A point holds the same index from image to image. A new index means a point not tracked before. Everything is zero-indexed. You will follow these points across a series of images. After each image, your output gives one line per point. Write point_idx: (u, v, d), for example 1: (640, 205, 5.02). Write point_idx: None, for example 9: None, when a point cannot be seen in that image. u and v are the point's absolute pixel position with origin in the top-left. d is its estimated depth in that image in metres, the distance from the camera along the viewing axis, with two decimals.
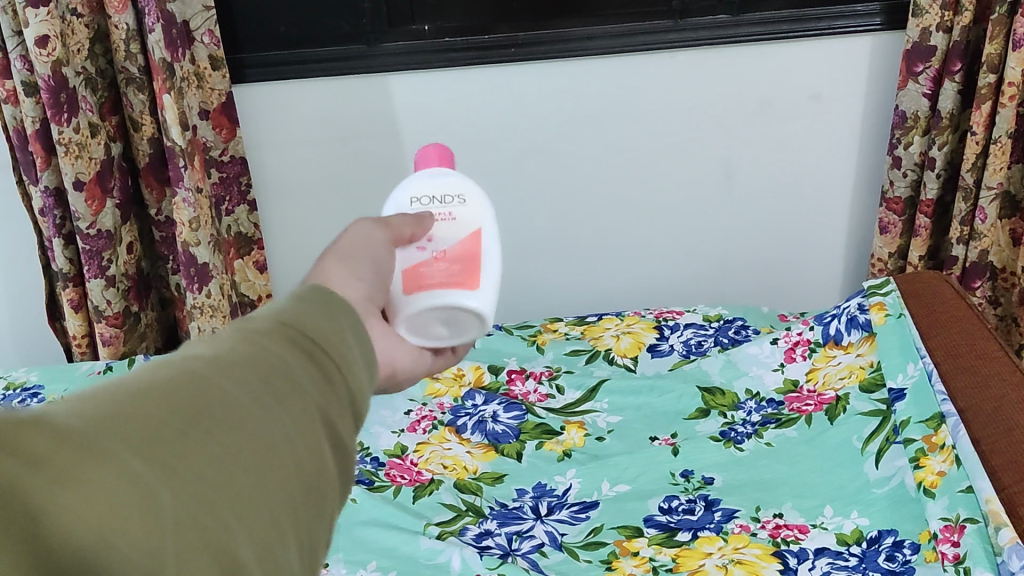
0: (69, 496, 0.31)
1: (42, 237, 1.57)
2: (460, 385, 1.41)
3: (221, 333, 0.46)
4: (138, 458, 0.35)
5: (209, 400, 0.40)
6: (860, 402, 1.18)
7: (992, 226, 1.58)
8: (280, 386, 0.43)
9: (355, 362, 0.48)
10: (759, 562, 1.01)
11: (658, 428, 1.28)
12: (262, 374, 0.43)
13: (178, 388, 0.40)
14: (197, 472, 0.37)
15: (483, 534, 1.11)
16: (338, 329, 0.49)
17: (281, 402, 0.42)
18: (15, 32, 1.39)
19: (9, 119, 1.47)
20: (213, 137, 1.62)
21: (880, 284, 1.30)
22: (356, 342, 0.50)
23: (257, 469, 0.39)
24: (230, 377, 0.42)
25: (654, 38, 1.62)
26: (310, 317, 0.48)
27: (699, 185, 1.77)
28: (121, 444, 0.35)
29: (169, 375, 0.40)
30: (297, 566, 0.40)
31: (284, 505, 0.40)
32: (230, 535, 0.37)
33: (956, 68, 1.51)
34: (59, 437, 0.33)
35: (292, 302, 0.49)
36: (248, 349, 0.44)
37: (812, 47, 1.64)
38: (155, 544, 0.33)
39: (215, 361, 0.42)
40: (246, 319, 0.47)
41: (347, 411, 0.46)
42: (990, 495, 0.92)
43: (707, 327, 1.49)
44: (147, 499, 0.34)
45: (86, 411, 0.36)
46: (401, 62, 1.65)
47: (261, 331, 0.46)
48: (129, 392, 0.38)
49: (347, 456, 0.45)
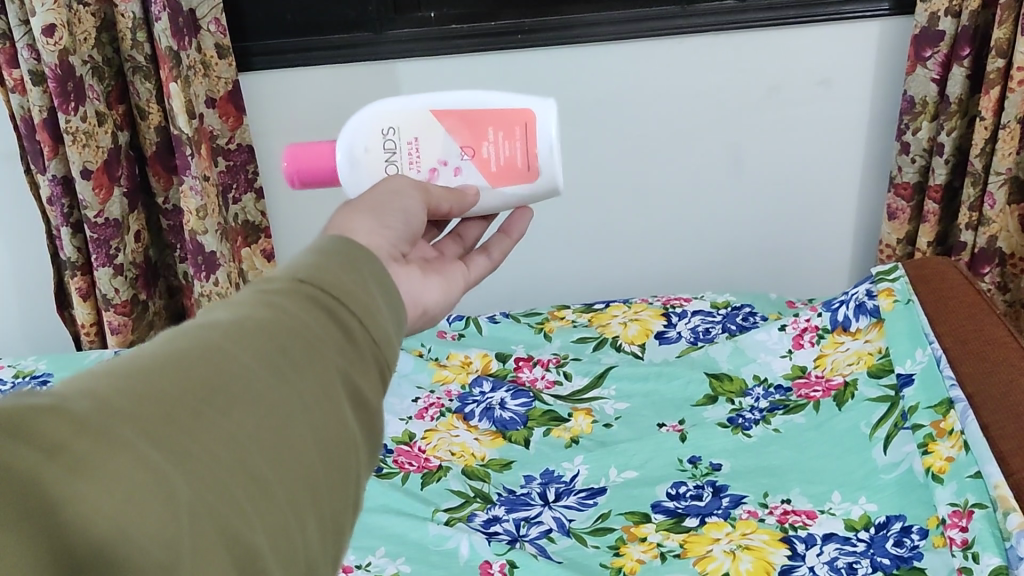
0: (83, 487, 0.31)
1: (50, 227, 1.57)
2: (468, 372, 1.41)
3: (242, 295, 0.45)
4: (149, 442, 0.35)
5: (226, 376, 0.40)
6: (869, 389, 1.18)
7: (1001, 211, 1.58)
8: (297, 354, 0.42)
9: (380, 319, 0.47)
10: (767, 548, 1.01)
11: (666, 415, 1.28)
12: (279, 342, 0.42)
13: (195, 360, 0.39)
14: (212, 452, 0.37)
15: (491, 521, 1.12)
16: (362, 281, 0.48)
17: (300, 370, 0.42)
18: (21, 22, 1.39)
19: (17, 108, 1.47)
20: (220, 125, 1.62)
21: (889, 269, 1.30)
22: (381, 296, 0.49)
23: (273, 447, 0.39)
24: (247, 347, 0.41)
25: (661, 24, 1.62)
26: (338, 268, 0.47)
27: (707, 171, 1.77)
28: (135, 429, 0.35)
29: (187, 345, 0.40)
30: (314, 544, 0.40)
31: (301, 482, 0.40)
32: (245, 518, 0.36)
33: (965, 52, 1.49)
34: (70, 425, 0.33)
35: (315, 250, 0.49)
36: (267, 312, 0.43)
37: (821, 32, 1.63)
38: (168, 531, 0.33)
39: (232, 328, 0.42)
40: (266, 277, 0.47)
41: (374, 371, 0.46)
42: (999, 480, 0.92)
43: (715, 313, 1.48)
44: (161, 485, 0.34)
45: (100, 389, 0.36)
46: (407, 49, 1.65)
47: (281, 288, 0.45)
48: (144, 367, 0.38)
49: (371, 421, 0.45)
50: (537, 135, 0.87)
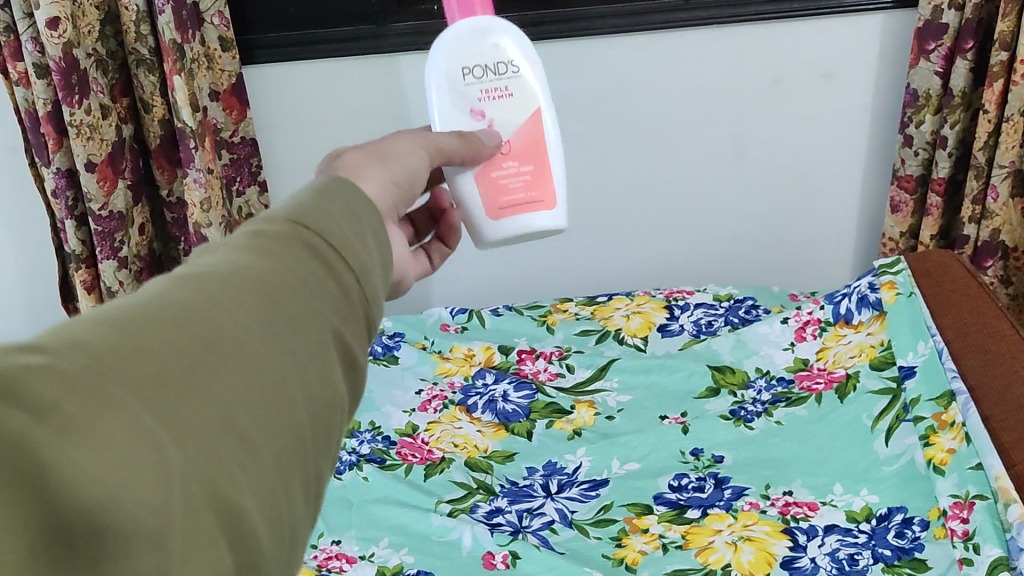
0: (75, 453, 0.31)
1: (55, 219, 1.58)
2: (471, 365, 1.42)
3: (233, 241, 0.44)
4: (141, 406, 0.34)
5: (218, 330, 0.39)
6: (871, 381, 1.18)
7: (1004, 204, 1.58)
8: (291, 308, 0.42)
9: (374, 270, 0.47)
10: (769, 539, 1.02)
11: (668, 407, 1.28)
12: (273, 296, 0.41)
13: (187, 312, 0.38)
14: (202, 413, 0.36)
15: (494, 512, 1.12)
16: (359, 231, 0.47)
17: (293, 327, 0.41)
18: (26, 15, 1.40)
19: (21, 101, 1.48)
20: (224, 117, 1.63)
21: (891, 263, 1.30)
22: (375, 245, 0.48)
23: (264, 405, 0.38)
24: (239, 300, 0.40)
25: (664, 16, 1.62)
26: (336, 216, 0.46)
27: (709, 164, 1.77)
28: (126, 393, 0.34)
29: (179, 295, 0.39)
30: (298, 504, 0.39)
31: (289, 442, 0.39)
32: (233, 481, 0.36)
33: (968, 46, 1.49)
34: (62, 385, 0.32)
35: (312, 194, 0.47)
36: (263, 262, 0.43)
37: (825, 25, 1.63)
38: (158, 499, 0.32)
39: (226, 279, 0.41)
40: (261, 217, 0.45)
41: (364, 325, 0.46)
42: (1000, 472, 0.93)
43: (718, 306, 1.48)
44: (151, 451, 0.33)
45: (89, 344, 0.35)
46: (409, 42, 1.65)
47: (278, 230, 0.44)
48: (136, 317, 0.37)
49: (359, 374, 0.45)
50: (533, 215, 0.96)
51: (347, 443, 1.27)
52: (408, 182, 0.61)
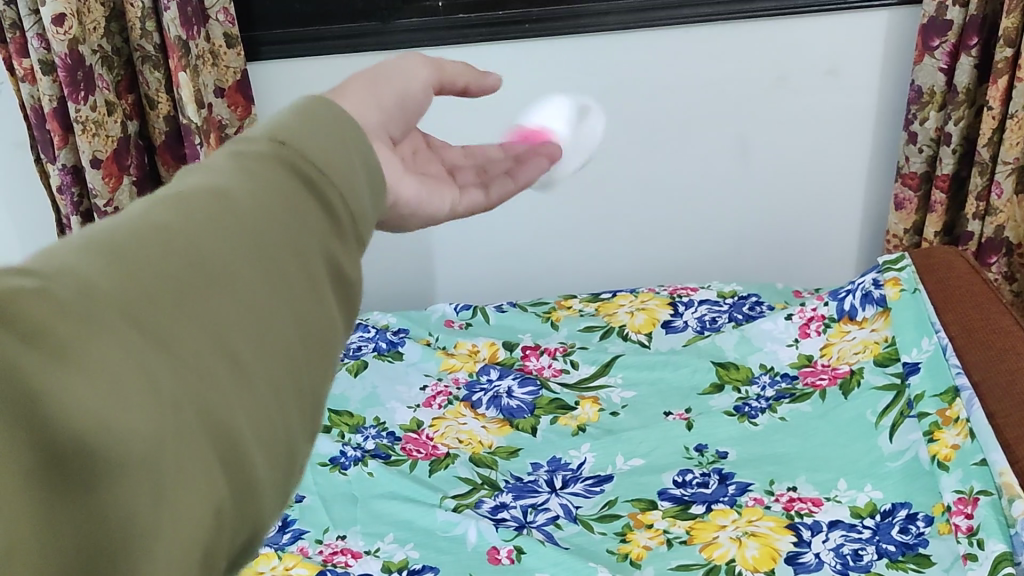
0: (67, 376, 0.29)
1: (61, 216, 1.58)
2: (475, 361, 1.42)
3: (216, 163, 0.43)
4: (133, 325, 0.33)
5: (206, 249, 0.38)
6: (876, 377, 1.18)
7: (1009, 200, 1.58)
8: (279, 224, 0.41)
9: (361, 189, 0.47)
10: (773, 535, 1.02)
11: (673, 403, 1.28)
12: (260, 215, 0.41)
13: (168, 239, 0.37)
14: (193, 329, 0.35)
15: (499, 507, 1.12)
16: (345, 151, 0.47)
17: (284, 240, 0.41)
18: (31, 11, 1.40)
19: (27, 98, 1.48)
20: (229, 115, 1.62)
21: (896, 259, 1.30)
22: (362, 170, 0.48)
23: (255, 323, 0.37)
24: (225, 223, 0.39)
25: (668, 13, 1.62)
26: (318, 132, 0.46)
27: (713, 160, 1.77)
28: (114, 308, 0.32)
29: (164, 216, 0.38)
30: (297, 425, 0.38)
31: (283, 357, 0.38)
32: (227, 399, 0.34)
33: (972, 42, 1.49)
34: (52, 305, 0.30)
35: (293, 112, 0.47)
36: (248, 183, 0.42)
37: (829, 21, 1.63)
38: (151, 418, 0.31)
39: (210, 200, 0.40)
40: (243, 137, 0.45)
41: (351, 243, 0.45)
42: (1004, 468, 0.93)
43: (722, 303, 1.48)
44: (142, 370, 0.31)
45: (75, 263, 0.33)
46: (414, 39, 1.65)
47: (261, 150, 0.44)
48: (123, 236, 0.36)
49: (349, 293, 0.45)
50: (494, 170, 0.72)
51: (352, 439, 1.27)
52: (396, 106, 0.63)
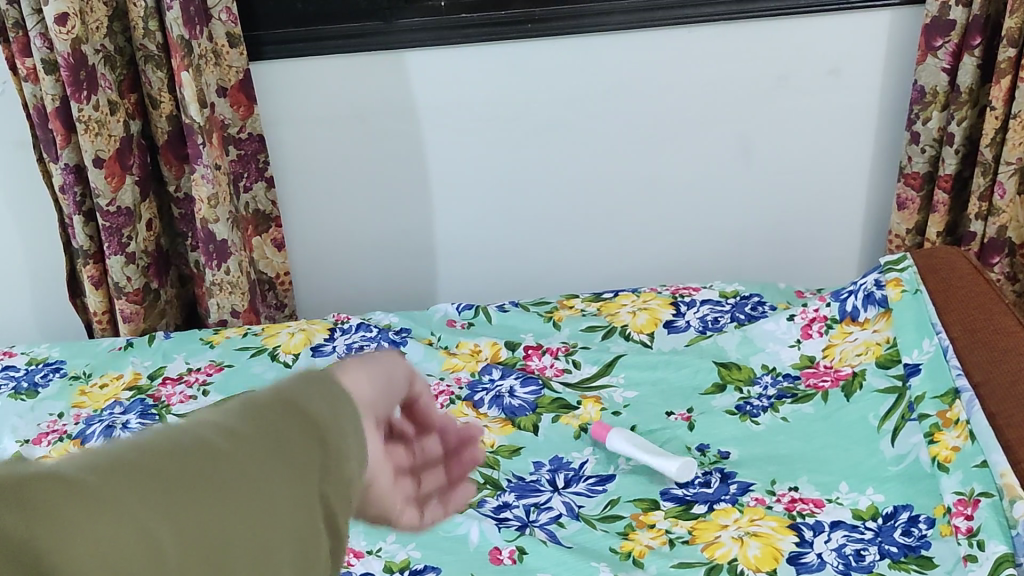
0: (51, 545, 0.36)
1: (64, 215, 1.58)
2: (477, 360, 1.42)
3: (228, 407, 0.48)
4: (114, 519, 0.39)
5: (202, 484, 0.43)
6: (877, 379, 1.18)
7: (1012, 201, 1.58)
8: (270, 468, 0.45)
9: (356, 450, 0.49)
10: (775, 535, 1.02)
11: (674, 403, 1.28)
12: (254, 458, 0.45)
13: (170, 471, 0.42)
14: (171, 546, 0.40)
15: (502, 506, 1.12)
16: (343, 406, 0.50)
17: (276, 488, 0.44)
18: (34, 11, 1.40)
19: (30, 97, 1.48)
20: (231, 114, 1.63)
21: (897, 259, 1.30)
22: (357, 426, 0.50)
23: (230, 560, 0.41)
24: (221, 460, 0.44)
25: (671, 13, 1.62)
26: (320, 395, 0.49)
27: (715, 160, 1.77)
28: (105, 503, 0.39)
29: (169, 446, 0.44)
30: None
31: None
32: None
33: (976, 42, 1.50)
34: (54, 495, 0.38)
35: (303, 378, 0.50)
36: (249, 424, 0.46)
37: (831, 21, 1.63)
38: None
39: (214, 441, 0.45)
40: (249, 394, 0.49)
41: (345, 493, 0.47)
42: (1005, 469, 0.94)
43: (724, 302, 1.47)
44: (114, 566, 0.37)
45: (93, 467, 0.41)
46: (416, 39, 1.65)
47: (266, 400, 0.48)
48: (131, 455, 0.43)
49: (339, 538, 0.47)
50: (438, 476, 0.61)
51: None
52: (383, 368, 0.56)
